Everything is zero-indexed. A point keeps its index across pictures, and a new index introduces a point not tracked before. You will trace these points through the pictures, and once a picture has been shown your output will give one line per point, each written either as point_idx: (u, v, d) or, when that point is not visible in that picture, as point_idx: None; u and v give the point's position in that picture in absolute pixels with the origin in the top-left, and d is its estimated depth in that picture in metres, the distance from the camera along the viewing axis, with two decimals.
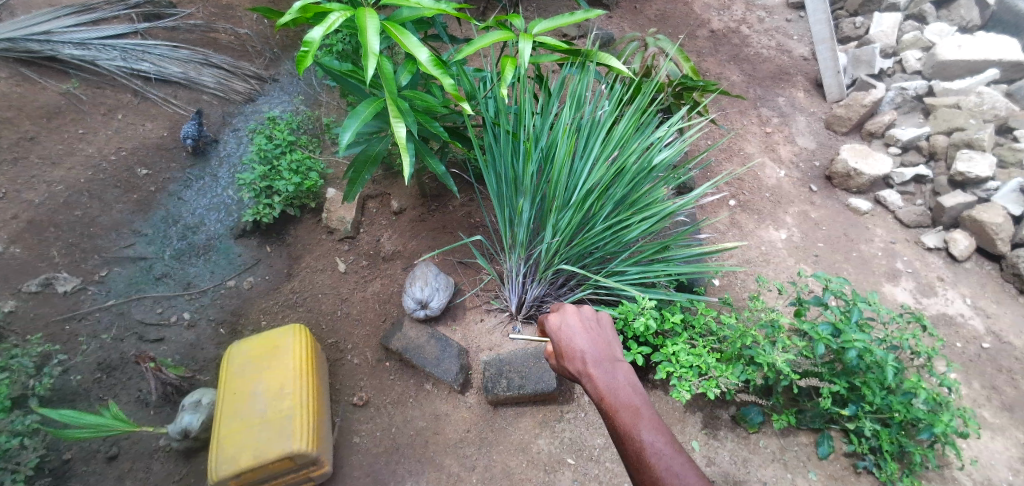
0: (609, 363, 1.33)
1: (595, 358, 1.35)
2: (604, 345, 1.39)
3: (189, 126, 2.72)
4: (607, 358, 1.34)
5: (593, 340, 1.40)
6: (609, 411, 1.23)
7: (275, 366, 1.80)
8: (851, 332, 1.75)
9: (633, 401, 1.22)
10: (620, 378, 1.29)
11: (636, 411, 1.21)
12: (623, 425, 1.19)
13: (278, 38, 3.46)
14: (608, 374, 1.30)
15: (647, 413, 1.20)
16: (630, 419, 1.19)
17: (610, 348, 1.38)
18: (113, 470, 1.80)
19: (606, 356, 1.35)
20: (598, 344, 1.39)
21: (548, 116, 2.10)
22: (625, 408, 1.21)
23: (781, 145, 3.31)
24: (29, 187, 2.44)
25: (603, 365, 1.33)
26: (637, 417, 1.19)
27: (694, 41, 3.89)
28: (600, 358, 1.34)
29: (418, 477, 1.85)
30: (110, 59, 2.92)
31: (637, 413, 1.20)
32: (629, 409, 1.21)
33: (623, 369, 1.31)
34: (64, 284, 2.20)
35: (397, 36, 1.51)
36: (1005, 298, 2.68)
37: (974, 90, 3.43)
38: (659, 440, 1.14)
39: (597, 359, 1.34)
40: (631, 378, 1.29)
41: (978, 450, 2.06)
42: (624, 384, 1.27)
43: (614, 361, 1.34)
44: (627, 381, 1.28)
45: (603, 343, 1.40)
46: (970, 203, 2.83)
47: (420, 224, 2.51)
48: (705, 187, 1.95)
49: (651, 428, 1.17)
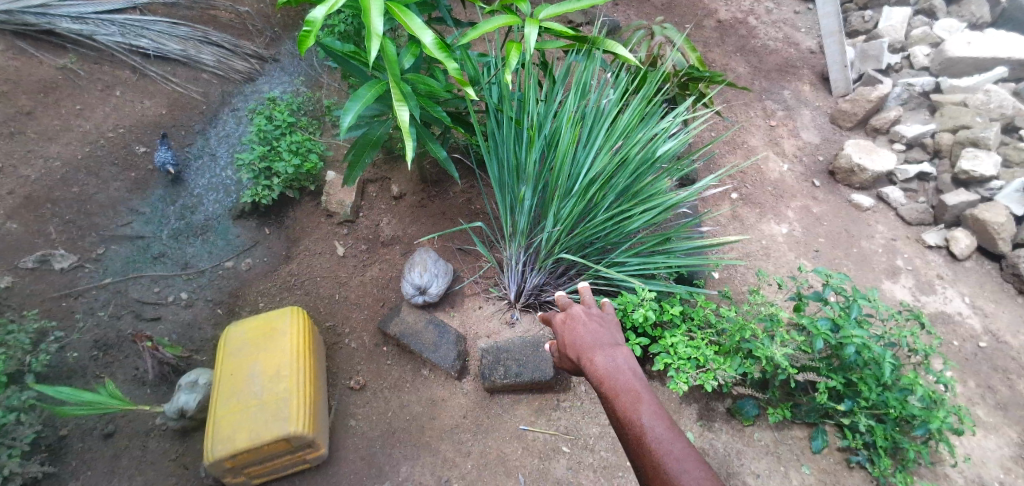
0: (609, 347, 1.33)
1: (596, 343, 1.34)
2: (605, 330, 1.38)
3: (162, 153, 2.48)
4: (607, 343, 1.34)
5: (596, 326, 1.39)
6: (609, 395, 1.23)
7: (272, 349, 1.79)
8: (850, 327, 1.75)
9: (632, 385, 1.22)
10: (620, 362, 1.28)
11: (635, 395, 1.20)
12: (623, 409, 1.18)
13: (279, 18, 3.42)
14: (608, 358, 1.30)
15: (647, 397, 1.19)
16: (629, 403, 1.19)
17: (611, 333, 1.38)
18: (109, 447, 1.80)
19: (607, 340, 1.35)
20: (600, 331, 1.38)
21: (552, 104, 2.08)
22: (624, 393, 1.21)
23: (785, 138, 3.29)
24: (26, 162, 2.42)
25: (603, 349, 1.32)
26: (636, 401, 1.18)
27: (701, 31, 3.83)
28: (601, 343, 1.34)
29: (413, 462, 1.85)
30: (109, 34, 2.89)
31: (637, 397, 1.19)
32: (629, 393, 1.20)
33: (623, 352, 1.30)
34: (60, 261, 2.18)
35: (402, 18, 1.49)
36: (1004, 298, 2.68)
37: (981, 88, 3.40)
38: (659, 424, 1.14)
39: (597, 343, 1.34)
40: (631, 362, 1.28)
41: (970, 447, 2.07)
42: (624, 367, 1.26)
43: (615, 345, 1.33)
44: (627, 365, 1.27)
45: (605, 328, 1.40)
46: (972, 202, 2.82)
47: (420, 210, 2.50)
48: (709, 179, 1.94)
49: (651, 412, 1.16)
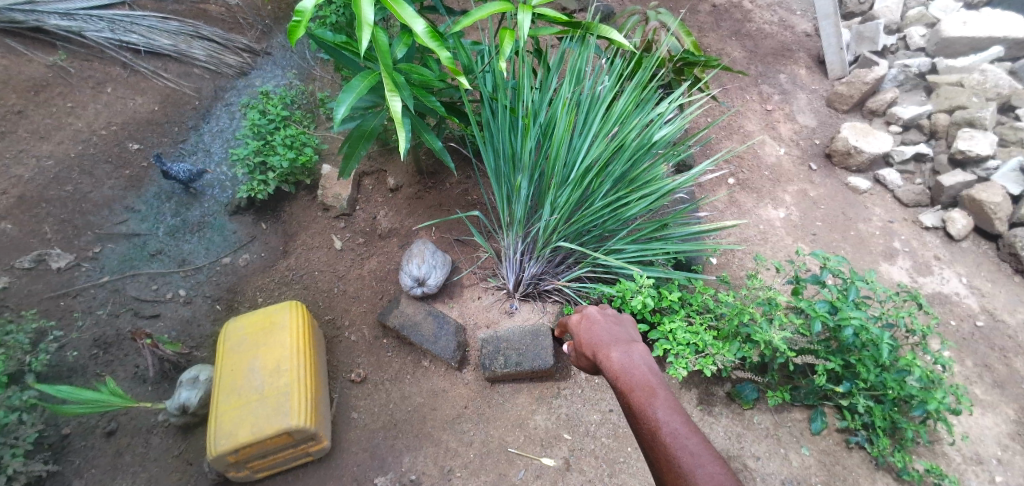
0: (626, 346, 1.36)
1: (613, 342, 1.38)
2: (623, 332, 1.43)
3: (174, 168, 2.42)
4: (624, 342, 1.37)
5: (614, 329, 1.44)
6: (624, 390, 1.25)
7: (272, 344, 1.79)
8: (848, 309, 1.76)
9: (648, 381, 1.24)
10: (637, 359, 1.30)
11: (651, 391, 1.22)
12: (638, 403, 1.20)
13: (269, 10, 3.38)
14: (625, 355, 1.33)
15: (663, 393, 1.21)
16: (643, 397, 1.20)
17: (628, 335, 1.42)
18: (112, 445, 1.81)
19: (624, 340, 1.38)
20: (618, 332, 1.42)
21: (547, 92, 2.06)
22: (639, 388, 1.23)
23: (781, 123, 3.28)
24: (18, 162, 2.40)
25: (619, 347, 1.36)
26: (651, 396, 1.20)
27: (696, 15, 3.79)
28: (618, 342, 1.38)
29: (416, 452, 1.86)
30: (97, 30, 2.85)
31: (652, 392, 1.21)
32: (644, 388, 1.22)
33: (640, 351, 1.33)
34: (57, 260, 2.18)
35: (392, 7, 1.46)
36: (1001, 278, 2.68)
37: (977, 68, 3.40)
38: (673, 419, 1.15)
39: (615, 342, 1.38)
40: (647, 359, 1.30)
41: (969, 425, 2.09)
42: (640, 364, 1.29)
43: (631, 344, 1.36)
44: (642, 362, 1.30)
45: (623, 331, 1.44)
46: (969, 182, 2.81)
47: (416, 202, 2.49)
48: (706, 164, 1.92)
49: (666, 407, 1.17)
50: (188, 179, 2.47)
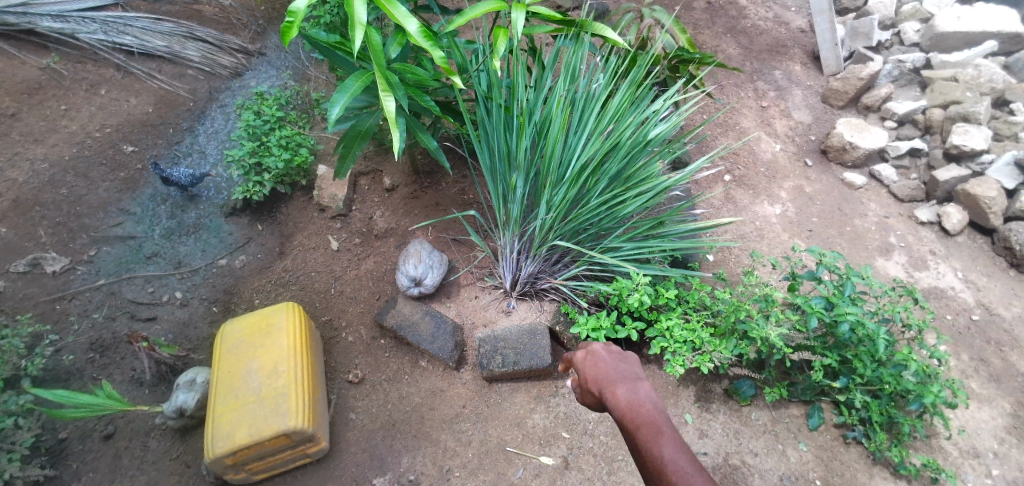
0: (631, 380, 1.26)
1: (616, 375, 1.29)
2: (627, 364, 1.33)
3: (176, 174, 2.40)
4: (629, 376, 1.28)
5: (617, 360, 1.35)
6: (629, 428, 1.16)
7: (268, 345, 1.79)
8: (844, 305, 1.76)
9: (653, 417, 1.15)
10: (642, 394, 1.21)
11: (656, 428, 1.13)
12: (644, 442, 1.11)
13: (264, 10, 3.37)
14: (629, 389, 1.23)
15: (669, 431, 1.12)
16: (649, 435, 1.12)
17: (633, 367, 1.33)
18: (110, 448, 1.80)
19: (628, 373, 1.29)
20: (622, 364, 1.33)
21: (541, 90, 2.06)
22: (644, 424, 1.14)
23: (777, 119, 3.28)
24: (12, 165, 2.40)
25: (623, 381, 1.26)
26: (657, 433, 1.11)
27: (691, 12, 3.79)
28: (622, 375, 1.28)
29: (414, 452, 1.86)
30: (90, 32, 2.84)
31: (658, 428, 1.12)
32: (650, 424, 1.13)
33: (645, 385, 1.24)
34: (52, 263, 2.17)
35: (385, 6, 1.46)
36: (996, 272, 2.69)
37: (971, 63, 3.41)
38: (681, 458, 1.06)
39: (618, 376, 1.29)
40: (652, 394, 1.21)
41: (965, 419, 2.10)
42: (646, 400, 1.19)
43: (636, 378, 1.27)
44: (648, 398, 1.21)
45: (626, 362, 1.35)
46: (964, 177, 2.83)
47: (413, 201, 2.49)
48: (702, 161, 1.91)
49: (673, 445, 1.08)
50: (191, 183, 2.44)
